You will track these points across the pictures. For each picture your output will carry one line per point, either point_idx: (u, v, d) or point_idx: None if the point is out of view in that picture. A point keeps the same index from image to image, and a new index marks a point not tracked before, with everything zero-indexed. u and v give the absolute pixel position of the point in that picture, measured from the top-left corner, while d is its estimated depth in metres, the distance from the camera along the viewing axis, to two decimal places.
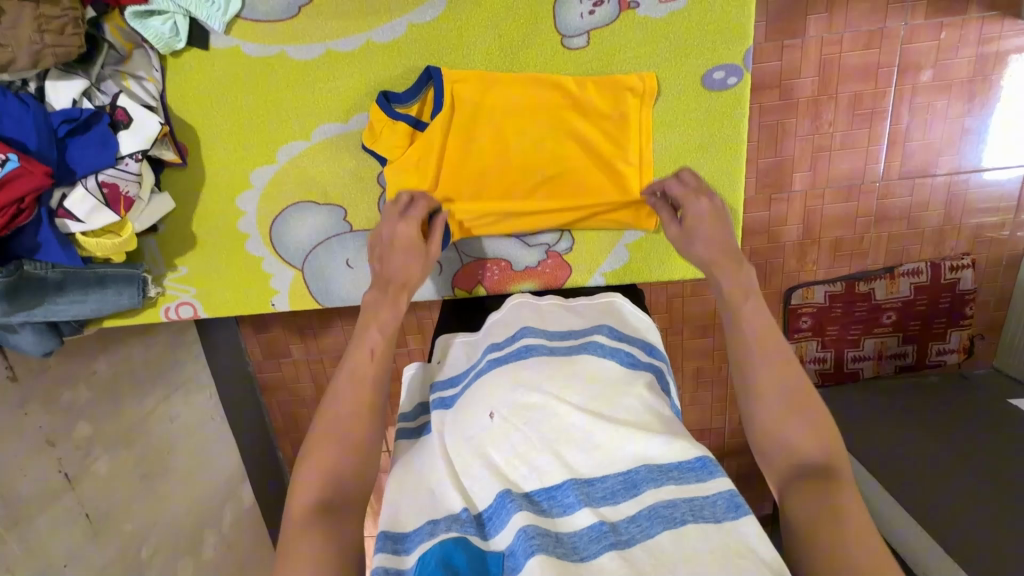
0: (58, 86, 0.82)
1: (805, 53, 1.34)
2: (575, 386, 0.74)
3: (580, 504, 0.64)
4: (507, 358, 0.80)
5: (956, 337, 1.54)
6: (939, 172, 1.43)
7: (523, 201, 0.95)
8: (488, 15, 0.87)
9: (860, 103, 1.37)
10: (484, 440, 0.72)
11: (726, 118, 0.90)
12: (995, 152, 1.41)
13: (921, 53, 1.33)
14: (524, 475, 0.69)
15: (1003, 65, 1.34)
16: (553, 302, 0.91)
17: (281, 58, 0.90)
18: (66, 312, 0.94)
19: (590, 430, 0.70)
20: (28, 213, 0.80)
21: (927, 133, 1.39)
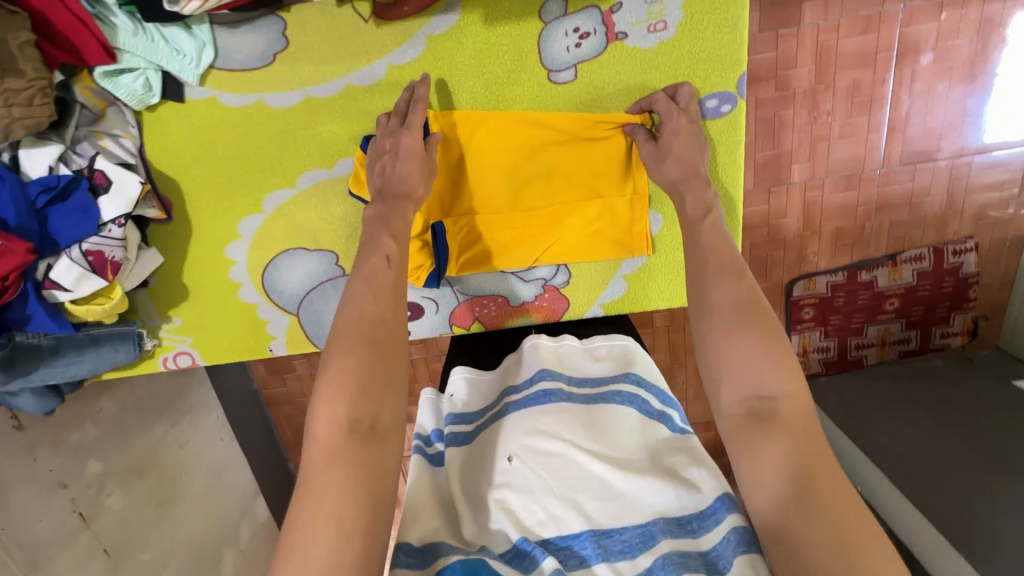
0: (33, 153, 0.80)
1: (800, 41, 1.29)
2: (596, 432, 0.67)
3: (598, 558, 0.58)
4: (525, 402, 0.70)
5: (959, 319, 1.54)
6: (941, 156, 1.40)
7: (519, 236, 0.93)
8: (472, 53, 0.83)
9: (859, 89, 1.33)
10: (497, 481, 0.64)
11: (722, 146, 0.87)
12: (999, 133, 1.38)
13: (920, 35, 1.28)
14: (540, 521, 0.62)
15: (1005, 44, 1.30)
16: (573, 345, 0.80)
17: (259, 106, 0.87)
18: (63, 373, 0.94)
19: (609, 481, 0.63)
20: (14, 288, 0.80)
21: (928, 118, 1.36)
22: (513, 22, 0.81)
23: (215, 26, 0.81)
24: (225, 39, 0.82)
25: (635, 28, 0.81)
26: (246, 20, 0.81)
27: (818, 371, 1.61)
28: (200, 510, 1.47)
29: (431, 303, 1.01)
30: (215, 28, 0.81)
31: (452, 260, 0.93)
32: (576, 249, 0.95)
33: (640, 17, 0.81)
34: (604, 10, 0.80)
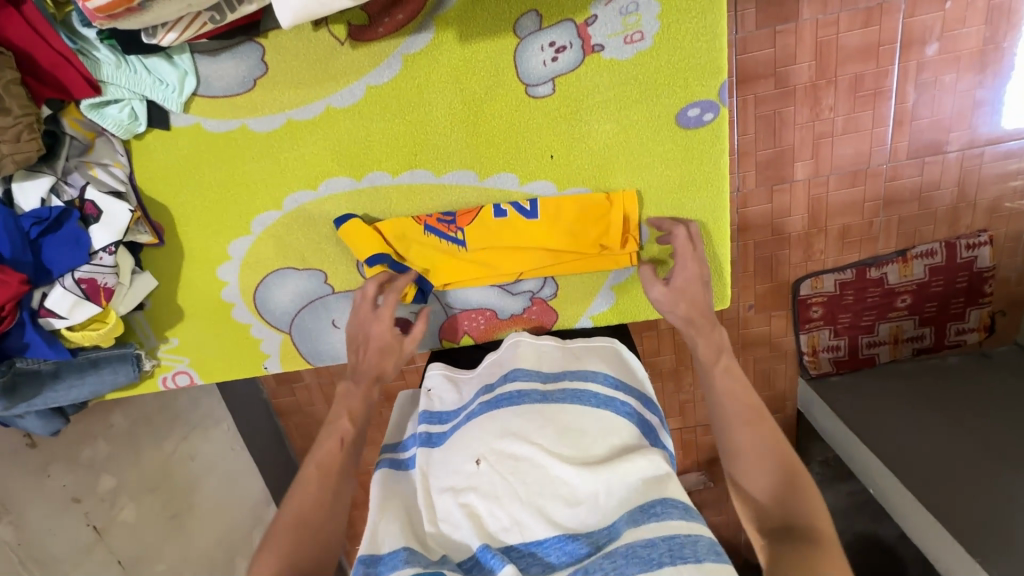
0: (25, 186, 0.82)
1: (799, 37, 1.26)
2: (567, 436, 0.75)
3: (560, 565, 0.67)
4: (498, 401, 0.81)
5: (975, 315, 1.49)
6: (951, 148, 1.36)
7: (506, 267, 0.93)
8: (447, 70, 0.82)
9: (862, 83, 1.29)
10: (470, 484, 0.74)
11: (706, 156, 0.86)
12: (1013, 121, 1.33)
13: (925, 25, 1.25)
14: (504, 527, 0.71)
15: (1017, 29, 1.25)
16: (553, 345, 0.91)
17: (243, 131, 0.88)
18: (65, 398, 0.96)
19: (576, 486, 0.71)
20: (10, 318, 0.81)
21: (935, 110, 1.32)
22: (488, 38, 0.80)
23: (196, 54, 0.82)
24: (206, 67, 0.83)
25: (611, 40, 0.79)
26: (226, 47, 0.82)
27: (828, 371, 1.58)
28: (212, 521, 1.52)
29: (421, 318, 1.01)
30: (196, 56, 0.82)
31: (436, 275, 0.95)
32: (560, 267, 0.93)
33: (616, 29, 0.79)
34: (580, 23, 0.78)
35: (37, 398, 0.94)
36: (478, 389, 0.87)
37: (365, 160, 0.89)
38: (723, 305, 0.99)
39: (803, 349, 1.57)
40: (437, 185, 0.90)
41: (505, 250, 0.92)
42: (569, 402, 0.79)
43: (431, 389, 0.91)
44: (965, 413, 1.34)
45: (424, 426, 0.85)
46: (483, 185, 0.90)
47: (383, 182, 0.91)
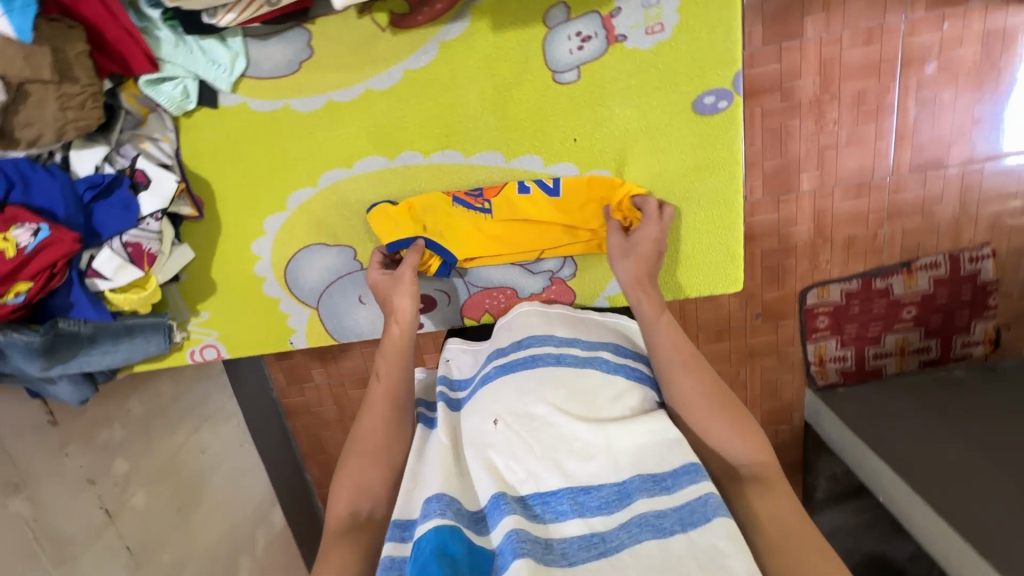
0: (81, 155, 0.87)
1: (804, 54, 1.33)
2: (580, 398, 0.77)
3: (572, 513, 0.67)
4: (512, 365, 0.82)
5: (980, 328, 1.53)
6: (952, 163, 1.41)
7: (528, 248, 0.98)
8: (480, 56, 0.89)
9: (865, 99, 1.36)
10: (487, 441, 0.75)
11: (720, 140, 0.91)
12: (1008, 139, 1.39)
13: (924, 46, 1.32)
14: (520, 479, 0.71)
15: (1010, 53, 1.32)
16: (561, 312, 0.93)
17: (286, 111, 0.94)
18: (99, 362, 1.01)
19: (588, 441, 0.72)
20: (60, 275, 0.86)
21: (935, 126, 1.38)
22: (519, 27, 0.86)
23: (247, 38, 0.89)
24: (256, 50, 0.90)
25: (633, 31, 0.86)
26: (276, 33, 0.89)
27: (835, 381, 1.61)
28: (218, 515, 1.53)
29: (444, 295, 1.06)
30: (247, 40, 0.89)
31: (458, 250, 0.99)
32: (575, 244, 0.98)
33: (638, 21, 0.85)
34: (605, 14, 0.85)
35: (73, 361, 0.98)
36: (492, 352, 0.88)
37: (398, 139, 0.95)
38: (738, 287, 1.03)
39: (810, 359, 1.60)
40: (465, 165, 0.96)
41: (528, 230, 0.97)
42: (583, 367, 0.80)
43: (450, 359, 0.94)
44: (970, 424, 1.37)
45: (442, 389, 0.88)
46: (509, 165, 0.95)
47: (415, 162, 0.96)
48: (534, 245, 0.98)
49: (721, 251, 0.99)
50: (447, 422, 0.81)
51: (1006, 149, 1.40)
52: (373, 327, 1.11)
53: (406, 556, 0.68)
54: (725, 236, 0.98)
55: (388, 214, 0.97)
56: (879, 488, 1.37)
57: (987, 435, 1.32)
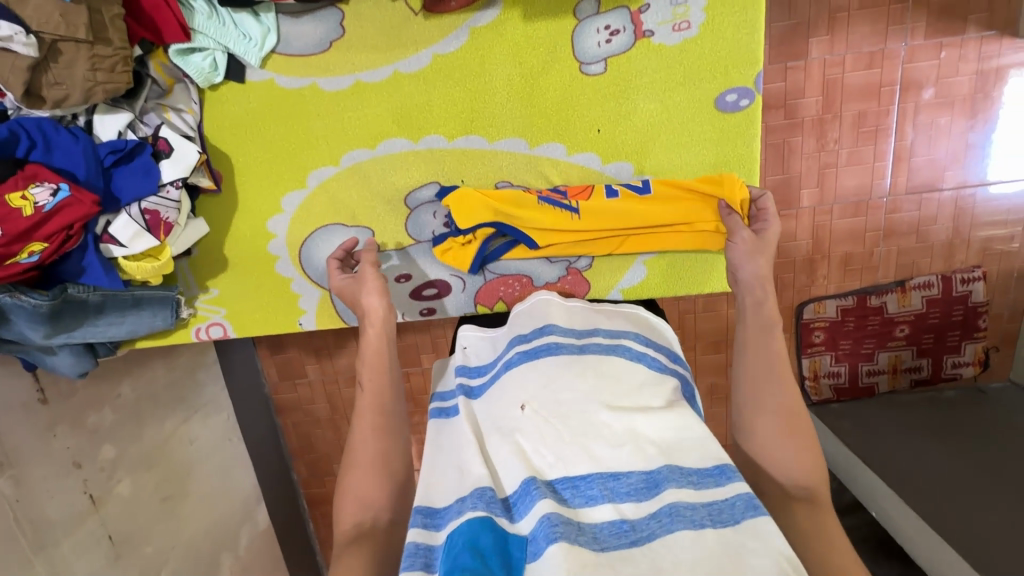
0: (105, 120, 0.87)
1: (808, 74, 1.38)
2: (606, 384, 0.77)
3: (603, 498, 0.66)
4: (535, 351, 0.83)
5: (970, 349, 1.56)
6: (945, 187, 1.45)
7: (613, 239, 1.00)
8: (510, 44, 0.90)
9: (864, 120, 1.41)
10: (515, 428, 0.74)
11: (740, 138, 0.94)
12: (1000, 167, 1.44)
13: (922, 71, 1.37)
14: (549, 464, 0.70)
15: (1003, 82, 1.37)
16: (580, 306, 0.94)
17: (313, 89, 0.95)
18: (104, 334, 1.01)
19: (615, 428, 0.72)
20: (76, 238, 0.85)
21: (931, 149, 1.42)
22: (550, 17, 0.89)
23: (280, 15, 0.90)
24: (288, 26, 0.91)
25: (660, 27, 0.88)
26: (308, 11, 0.90)
27: (829, 397, 1.64)
28: (202, 510, 1.49)
29: (459, 281, 1.06)
30: (280, 17, 0.90)
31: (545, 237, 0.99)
32: (657, 241, 1.00)
33: (666, 17, 0.88)
34: (634, 10, 0.88)
35: (78, 330, 0.97)
36: (513, 339, 0.88)
37: (423, 123, 0.96)
38: None
39: (805, 375, 1.63)
40: (489, 151, 0.97)
41: (616, 223, 0.97)
42: (606, 355, 0.81)
43: (467, 346, 0.94)
44: (963, 441, 1.38)
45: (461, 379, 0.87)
46: (532, 153, 0.97)
47: (439, 146, 0.97)
48: (619, 237, 0.99)
49: None
50: (466, 410, 0.81)
51: (998, 175, 1.44)
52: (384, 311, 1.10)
53: (433, 544, 0.67)
54: None
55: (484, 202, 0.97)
56: (873, 502, 1.37)
57: (981, 450, 1.33)
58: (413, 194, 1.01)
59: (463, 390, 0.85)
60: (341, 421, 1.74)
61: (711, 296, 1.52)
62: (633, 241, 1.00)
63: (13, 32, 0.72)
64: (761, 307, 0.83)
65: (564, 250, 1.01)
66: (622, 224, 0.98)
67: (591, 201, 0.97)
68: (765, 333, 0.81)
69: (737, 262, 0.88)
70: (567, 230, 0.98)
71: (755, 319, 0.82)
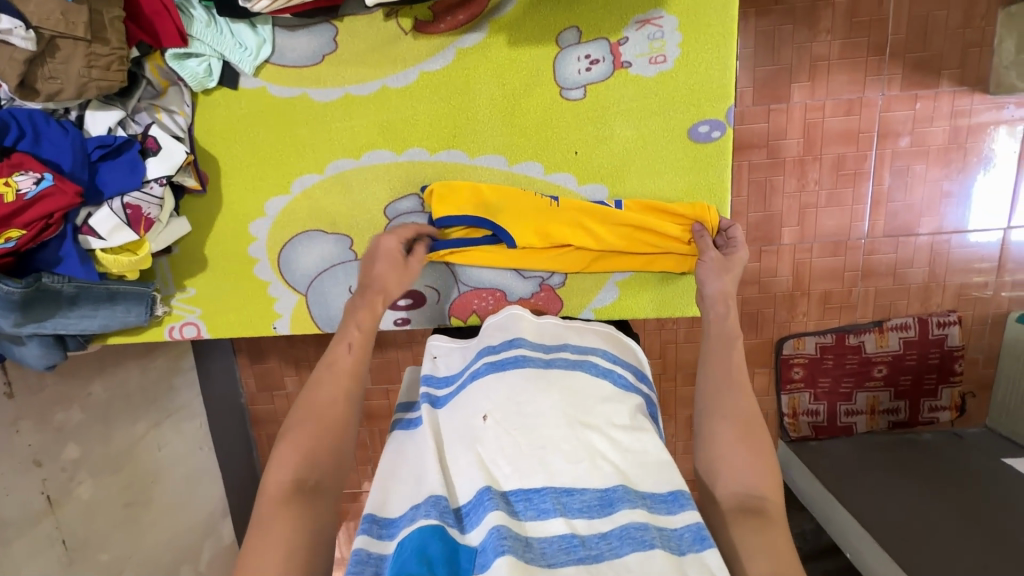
0: (96, 116, 0.89)
1: (790, 116, 1.44)
2: (571, 399, 0.76)
3: (555, 512, 0.66)
4: (503, 363, 0.81)
5: (947, 393, 1.58)
6: (922, 232, 1.50)
7: (590, 251, 1.02)
8: (494, 66, 0.95)
9: (844, 164, 1.46)
10: (475, 437, 0.74)
11: (711, 168, 0.98)
12: (974, 215, 1.48)
13: (899, 121, 1.43)
14: (505, 475, 0.70)
15: (977, 137, 1.43)
16: (553, 320, 0.93)
17: (303, 99, 0.98)
18: (75, 326, 1.01)
19: (575, 444, 0.72)
20: (55, 228, 0.87)
21: (908, 195, 1.47)
22: (534, 45, 0.93)
23: (277, 27, 0.94)
24: (284, 39, 0.94)
25: (638, 59, 0.93)
26: (304, 26, 0.94)
27: (807, 435, 1.64)
28: (163, 520, 1.45)
29: (434, 293, 1.08)
30: (276, 29, 0.94)
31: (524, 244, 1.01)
32: (631, 261, 1.03)
33: (643, 50, 0.93)
34: (613, 41, 0.92)
35: (49, 321, 0.98)
36: (481, 349, 0.86)
37: (407, 135, 0.99)
38: None
39: (784, 412, 1.63)
40: (468, 165, 1.00)
41: (591, 240, 1.00)
42: (572, 370, 0.81)
43: (437, 356, 0.92)
44: (946, 486, 1.38)
45: (426, 389, 0.86)
46: (511, 169, 1.00)
47: (421, 159, 1.00)
48: (594, 253, 1.02)
49: None
50: (429, 418, 0.80)
51: (973, 223, 1.49)
52: None
53: (384, 553, 0.66)
54: None
55: (469, 212, 0.99)
56: (847, 542, 1.37)
57: (960, 497, 1.33)
58: (393, 205, 1.03)
59: (427, 399, 0.83)
60: None
61: (692, 327, 1.54)
62: (607, 258, 1.03)
63: (13, 26, 0.75)
64: (720, 334, 0.85)
65: (542, 262, 1.03)
66: (598, 243, 1.00)
67: (566, 213, 0.99)
68: (725, 357, 0.83)
69: (704, 277, 0.92)
70: (545, 242, 1.01)
71: (721, 342, 0.84)
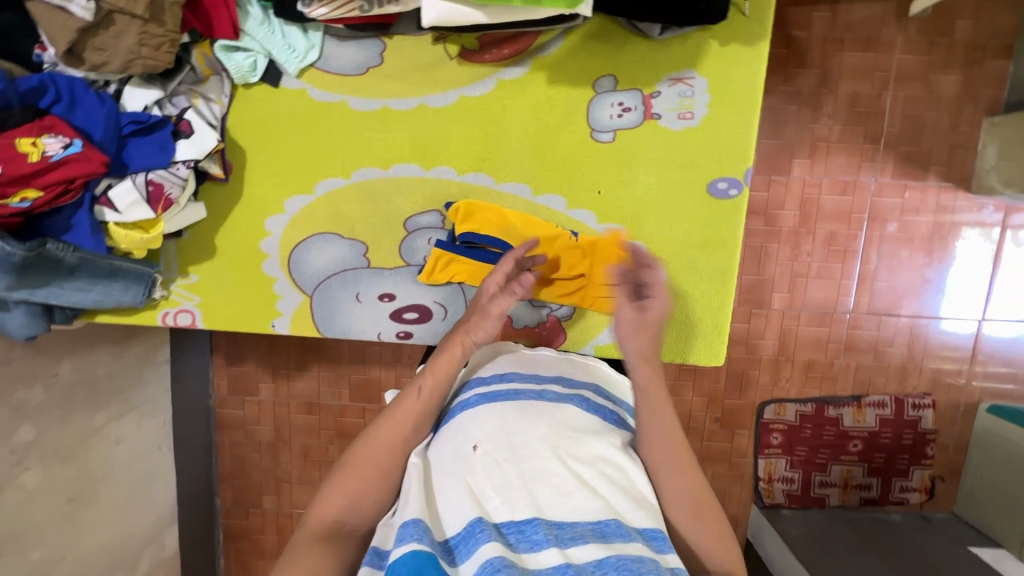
0: (134, 92, 0.91)
1: (789, 189, 1.51)
2: (562, 432, 0.74)
3: (548, 543, 0.64)
4: (493, 395, 0.79)
5: (918, 475, 1.60)
6: (903, 314, 1.56)
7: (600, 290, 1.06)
8: (532, 101, 0.99)
9: (835, 240, 1.53)
10: (464, 467, 0.71)
11: (725, 223, 1.02)
12: (951, 304, 1.55)
13: (888, 206, 1.52)
14: (495, 506, 0.68)
15: (957, 232, 1.52)
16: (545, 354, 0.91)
17: (341, 106, 1.00)
18: (67, 298, 0.98)
19: (567, 479, 0.70)
20: (73, 194, 0.86)
21: (892, 278, 1.54)
22: (571, 86, 0.98)
23: (327, 35, 0.97)
24: (332, 47, 0.97)
25: (668, 112, 0.98)
26: (354, 37, 0.97)
27: (781, 503, 1.63)
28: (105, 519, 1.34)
29: (440, 309, 1.09)
30: (326, 37, 0.97)
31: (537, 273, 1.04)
32: None
33: (674, 105, 0.98)
34: (646, 93, 0.97)
35: (42, 288, 0.95)
36: (472, 381, 0.84)
37: (437, 153, 1.02)
38: (718, 362, 1.09)
39: (760, 476, 1.63)
40: (493, 190, 1.03)
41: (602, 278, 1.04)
42: (564, 404, 0.79)
43: None
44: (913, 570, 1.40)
45: None
46: (534, 199, 1.03)
47: (447, 177, 1.03)
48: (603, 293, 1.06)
49: (710, 326, 1.06)
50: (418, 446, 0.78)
51: (950, 312, 1.55)
52: (362, 327, 1.10)
53: None
54: (716, 311, 1.06)
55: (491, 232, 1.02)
56: None
57: None
58: (413, 218, 1.05)
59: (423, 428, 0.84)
60: (282, 448, 1.68)
61: None
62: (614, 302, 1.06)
63: None
64: None
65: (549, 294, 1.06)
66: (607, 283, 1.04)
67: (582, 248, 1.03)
68: None
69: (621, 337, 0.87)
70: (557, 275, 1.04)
71: None
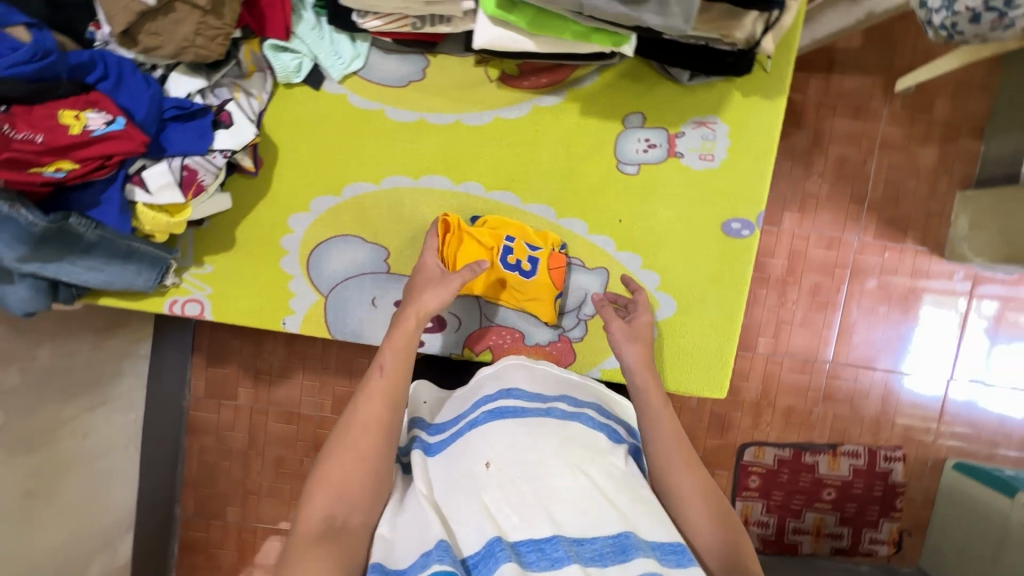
0: (181, 79, 0.92)
1: (779, 239, 1.60)
2: (573, 450, 0.76)
3: (569, 559, 0.64)
4: (500, 412, 0.79)
5: (886, 527, 1.64)
6: (878, 368, 1.63)
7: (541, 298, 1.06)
8: (564, 129, 1.03)
9: (819, 292, 1.61)
10: (477, 485, 0.72)
11: (737, 260, 1.07)
12: (922, 363, 1.63)
13: (869, 264, 1.60)
14: (513, 525, 0.68)
15: (930, 295, 1.62)
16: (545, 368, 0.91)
17: (380, 114, 1.03)
18: (78, 276, 0.95)
19: (581, 496, 0.71)
20: (107, 170, 0.85)
21: (869, 332, 1.62)
22: (602, 119, 1.03)
23: (374, 47, 1.00)
24: (377, 58, 1.01)
25: (690, 152, 1.04)
26: (399, 51, 1.01)
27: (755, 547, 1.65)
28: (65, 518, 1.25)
29: (454, 320, 1.10)
30: (373, 48, 1.00)
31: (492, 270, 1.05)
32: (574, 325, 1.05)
33: (696, 146, 1.04)
34: (671, 133, 1.03)
35: (53, 264, 0.92)
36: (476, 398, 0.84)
37: (468, 169, 1.05)
38: (719, 395, 1.12)
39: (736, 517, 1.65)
40: (518, 209, 1.06)
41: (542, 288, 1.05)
42: (570, 421, 0.80)
43: (427, 402, 0.93)
44: None
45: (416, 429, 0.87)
46: (557, 222, 1.07)
47: (475, 193, 1.06)
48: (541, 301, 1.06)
49: (714, 358, 1.10)
50: (422, 469, 0.78)
51: (921, 371, 1.63)
52: (372, 332, 1.09)
53: None
54: (720, 344, 1.09)
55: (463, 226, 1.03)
56: None
57: None
58: None
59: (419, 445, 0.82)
60: (255, 457, 1.62)
61: None
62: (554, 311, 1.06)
63: None
64: None
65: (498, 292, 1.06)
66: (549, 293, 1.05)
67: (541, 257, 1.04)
68: None
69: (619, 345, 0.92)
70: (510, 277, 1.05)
71: None
